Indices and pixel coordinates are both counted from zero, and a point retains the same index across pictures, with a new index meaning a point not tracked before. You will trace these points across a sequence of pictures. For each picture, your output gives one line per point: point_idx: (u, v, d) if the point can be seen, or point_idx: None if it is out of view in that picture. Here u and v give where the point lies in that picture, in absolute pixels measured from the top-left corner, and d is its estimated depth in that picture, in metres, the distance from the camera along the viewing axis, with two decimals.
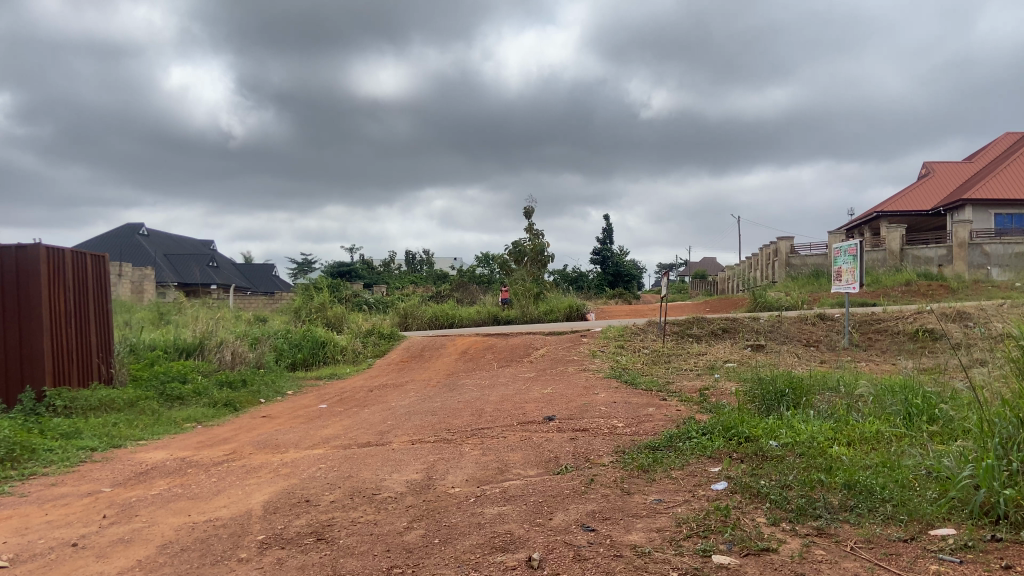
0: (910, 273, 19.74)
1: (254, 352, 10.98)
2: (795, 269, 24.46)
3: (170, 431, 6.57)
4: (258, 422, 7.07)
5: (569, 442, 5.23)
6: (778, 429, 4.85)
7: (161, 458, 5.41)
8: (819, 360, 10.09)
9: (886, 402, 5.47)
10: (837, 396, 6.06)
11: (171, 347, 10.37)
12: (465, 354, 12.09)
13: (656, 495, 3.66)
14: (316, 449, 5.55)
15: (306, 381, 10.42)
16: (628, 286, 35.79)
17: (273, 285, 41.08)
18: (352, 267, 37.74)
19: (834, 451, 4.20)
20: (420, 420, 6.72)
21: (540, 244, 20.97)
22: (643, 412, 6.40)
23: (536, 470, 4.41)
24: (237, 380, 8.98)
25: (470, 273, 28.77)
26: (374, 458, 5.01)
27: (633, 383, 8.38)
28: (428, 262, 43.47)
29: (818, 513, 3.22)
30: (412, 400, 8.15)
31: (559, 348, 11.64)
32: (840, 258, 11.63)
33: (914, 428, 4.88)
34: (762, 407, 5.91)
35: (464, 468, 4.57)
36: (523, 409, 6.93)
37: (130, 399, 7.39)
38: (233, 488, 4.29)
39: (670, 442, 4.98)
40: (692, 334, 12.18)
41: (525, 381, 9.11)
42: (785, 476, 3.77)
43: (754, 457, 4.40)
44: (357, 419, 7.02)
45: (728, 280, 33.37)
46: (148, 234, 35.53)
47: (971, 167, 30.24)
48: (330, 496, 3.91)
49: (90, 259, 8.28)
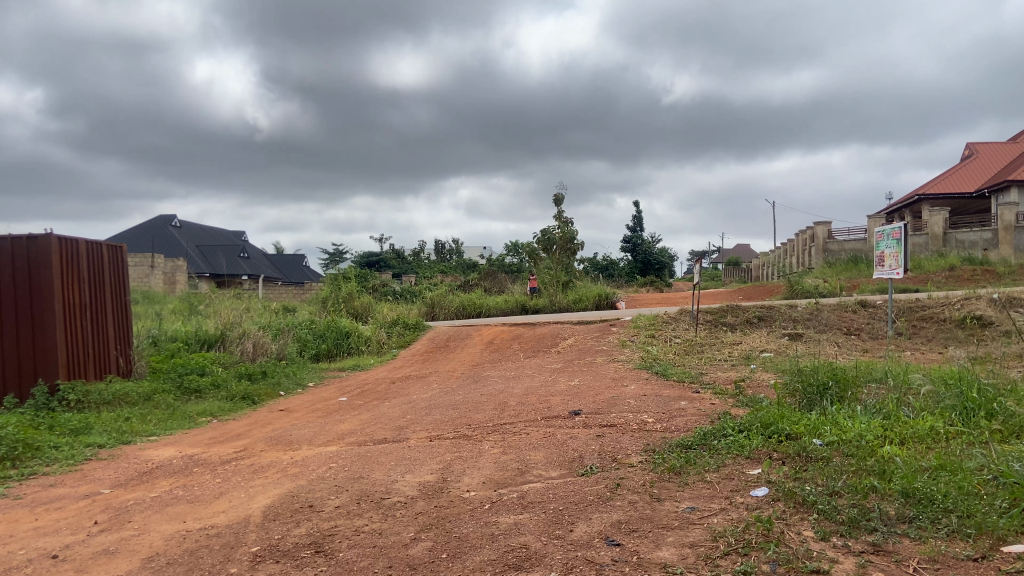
0: (954, 259, 18.99)
1: (277, 343, 10.82)
2: (832, 255, 23.73)
3: (183, 426, 6.41)
4: (275, 416, 6.87)
5: (595, 439, 4.91)
6: (822, 426, 4.46)
7: (169, 455, 5.23)
8: (861, 350, 9.61)
9: (940, 396, 5.02)
10: (885, 388, 5.62)
11: (192, 338, 10.23)
12: (491, 345, 11.80)
13: (688, 503, 3.32)
14: (330, 446, 5.30)
15: (329, 374, 10.20)
16: (660, 274, 35.19)
17: (304, 275, 41.25)
18: (381, 256, 37.68)
19: (886, 452, 3.80)
20: (441, 414, 6.45)
21: (569, 232, 20.47)
22: (675, 407, 6.05)
23: (559, 472, 4.09)
24: (256, 373, 8.80)
25: (498, 262, 28.47)
26: (388, 457, 4.75)
27: (664, 375, 8.00)
28: (457, 251, 43.21)
29: (873, 525, 2.84)
30: (435, 393, 7.87)
31: (588, 337, 11.30)
32: (883, 242, 11.06)
33: (972, 425, 4.43)
34: (803, 401, 5.51)
35: (482, 468, 4.27)
36: (548, 403, 6.61)
37: (146, 392, 7.22)
38: (236, 490, 4.06)
39: (704, 440, 4.63)
40: (726, 323, 11.72)
41: (552, 372, 8.81)
42: (834, 482, 3.38)
43: (797, 459, 4.02)
44: (375, 414, 6.77)
45: (764, 268, 32.58)
46: (180, 225, 35.89)
47: (1019, 147, 28.98)
48: (335, 501, 3.64)
49: (106, 250, 8.16)
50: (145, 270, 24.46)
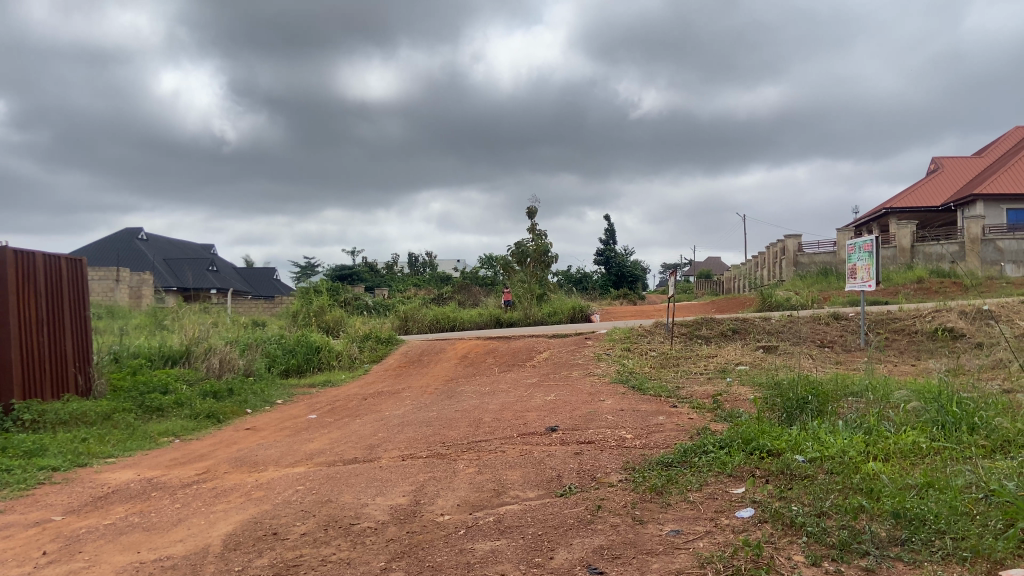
0: (922, 271, 19.24)
1: (244, 359, 10.55)
2: (803, 268, 23.94)
3: (144, 447, 6.16)
4: (240, 435, 6.63)
5: (573, 457, 4.76)
6: (804, 442, 4.37)
7: (127, 479, 5.01)
8: (835, 362, 9.61)
9: (920, 411, 4.95)
10: (864, 403, 5.55)
11: (156, 354, 9.89)
12: (465, 359, 11.64)
13: (672, 526, 3.18)
14: (297, 467, 5.09)
15: (299, 390, 9.95)
16: (633, 287, 35.30)
17: (275, 289, 40.68)
18: (353, 269, 37.31)
19: (872, 469, 3.70)
20: (414, 432, 6.25)
21: (543, 245, 20.26)
22: (653, 422, 5.93)
23: (536, 493, 3.93)
24: (222, 390, 8.53)
25: (472, 275, 28.32)
26: (359, 478, 4.56)
27: (640, 389, 7.88)
28: (430, 264, 42.99)
29: (864, 548, 2.72)
30: (408, 410, 7.67)
31: (563, 351, 11.19)
32: (855, 254, 11.11)
33: (955, 439, 4.36)
34: (782, 415, 5.42)
35: (456, 490, 4.09)
36: (524, 419, 6.45)
37: (105, 412, 6.95)
38: (195, 518, 3.86)
39: (685, 457, 4.51)
40: (701, 336, 11.65)
41: (527, 387, 8.66)
42: (822, 501, 3.26)
43: (780, 476, 3.91)
44: (345, 432, 6.55)
45: (736, 281, 32.83)
46: (148, 238, 35.26)
47: (983, 162, 29.57)
48: (301, 527, 3.45)
49: (65, 265, 7.86)
50: (109, 284, 23.92)
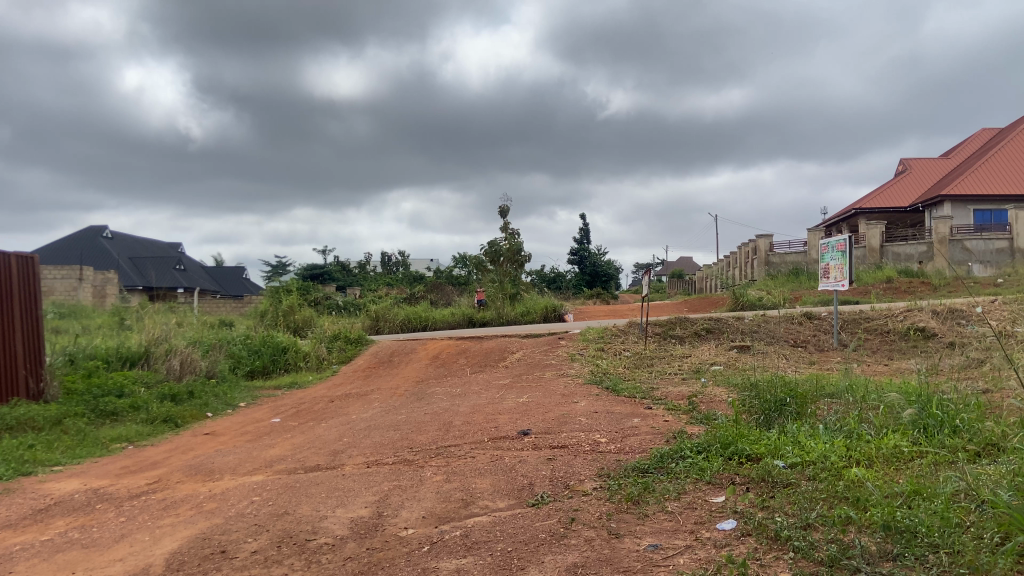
0: (891, 271, 19.41)
1: (206, 360, 10.21)
2: (774, 268, 24.02)
3: (95, 454, 5.85)
4: (198, 441, 6.34)
5: (546, 463, 4.55)
6: (784, 447, 4.22)
7: (72, 489, 4.70)
8: (809, 362, 9.56)
9: (901, 412, 4.83)
10: (843, 405, 5.42)
11: (113, 355, 9.49)
12: (437, 359, 11.39)
13: (650, 540, 2.99)
14: (255, 475, 4.82)
15: (262, 392, 9.63)
16: (606, 286, 35.31)
17: (244, 288, 39.94)
18: (325, 269, 36.80)
19: (856, 476, 3.55)
20: (380, 437, 6.01)
21: (516, 243, 19.71)
22: (628, 425, 5.75)
23: (507, 503, 3.72)
24: (181, 393, 8.19)
25: (446, 274, 28.01)
26: (319, 487, 4.31)
27: (614, 390, 7.73)
28: (403, 263, 42.58)
29: (855, 565, 2.54)
30: (376, 413, 7.42)
31: (536, 351, 11.00)
32: (827, 253, 11.05)
33: (938, 443, 4.24)
34: (760, 418, 5.25)
35: (421, 500, 3.86)
36: (495, 422, 6.23)
37: (55, 416, 6.59)
38: (139, 534, 3.59)
39: (661, 463, 4.33)
40: (675, 336, 11.51)
41: (499, 389, 8.46)
42: (807, 512, 3.10)
43: (762, 484, 3.74)
44: (309, 436, 6.28)
45: (708, 281, 32.91)
46: (112, 236, 34.42)
47: (950, 163, 30.00)
48: (252, 545, 3.21)
49: (14, 262, 7.47)
50: (73, 283, 23.15)
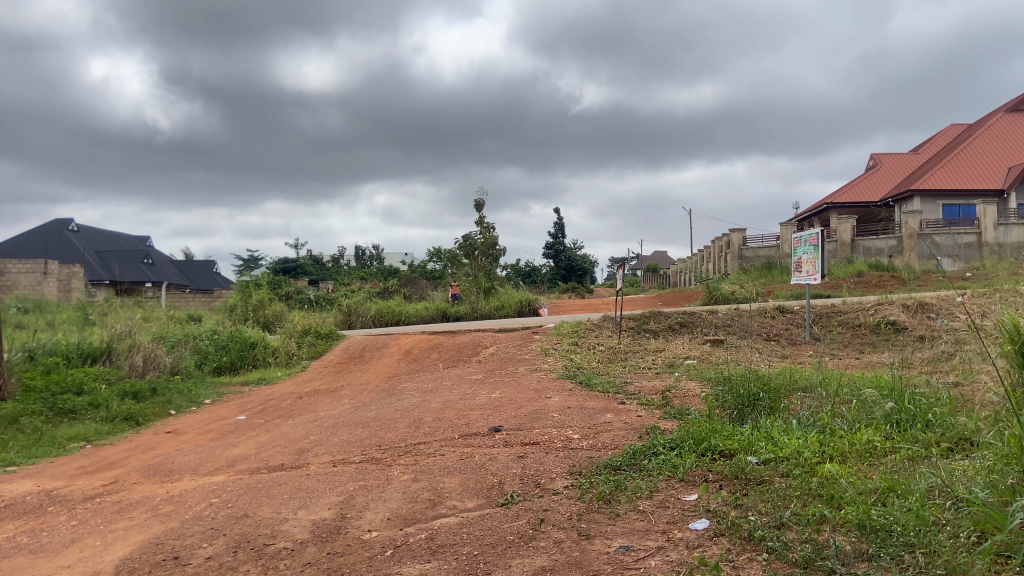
0: (862, 265, 19.61)
1: (172, 356, 9.95)
2: (747, 262, 24.15)
3: (51, 454, 5.64)
4: (159, 440, 6.14)
5: (517, 461, 4.45)
6: (757, 442, 4.16)
7: (24, 491, 4.50)
8: (781, 355, 9.58)
9: (874, 406, 4.80)
10: (816, 399, 5.39)
11: (74, 351, 9.21)
12: (409, 354, 11.24)
13: (621, 541, 2.90)
14: (216, 476, 4.66)
15: (229, 389, 9.42)
16: (581, 280, 35.30)
17: (215, 283, 39.33)
18: (298, 263, 36.35)
19: (830, 472, 3.50)
20: (348, 434, 5.86)
21: (491, 237, 19.57)
22: (601, 420, 5.68)
23: (475, 503, 3.61)
24: (144, 390, 7.97)
25: (420, 268, 27.78)
26: (282, 488, 4.17)
27: (588, 385, 7.64)
28: (377, 257, 42.23)
29: (830, 566, 2.47)
30: (345, 409, 7.27)
31: (510, 346, 10.90)
32: (800, 247, 11.08)
33: (910, 438, 4.22)
34: (733, 412, 5.20)
35: (387, 501, 3.73)
36: (466, 419, 6.11)
37: (10, 415, 6.34)
38: (90, 538, 3.43)
39: (634, 460, 4.25)
40: (648, 330, 11.48)
41: (472, 384, 8.34)
42: (781, 511, 3.03)
43: (735, 481, 3.68)
44: (275, 434, 6.12)
45: (682, 275, 33.04)
46: (78, 229, 33.66)
47: (920, 158, 30.39)
48: (207, 550, 3.08)
49: None
50: (37, 277, 22.56)
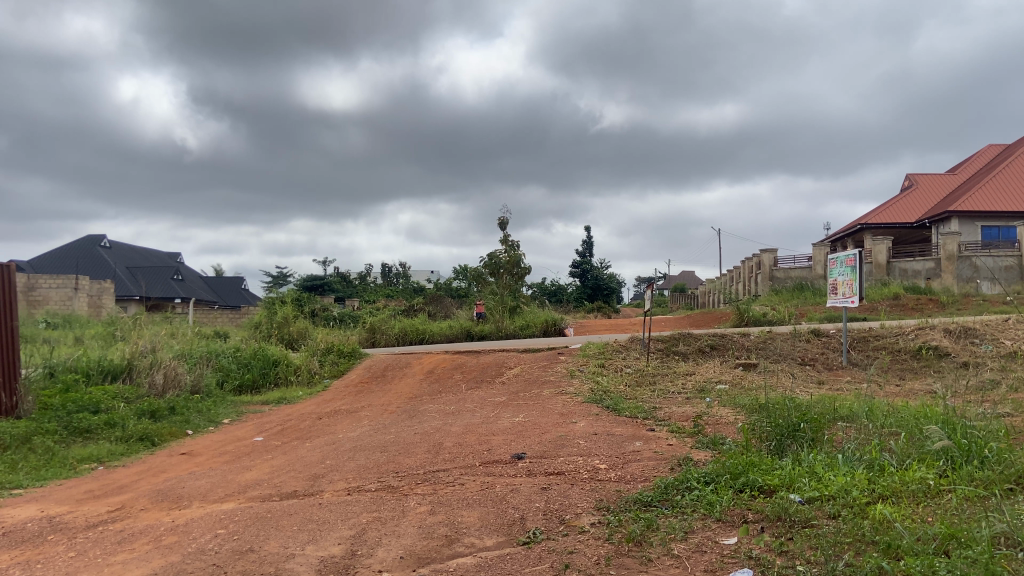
0: (897, 287, 19.08)
1: (192, 374, 9.85)
2: (778, 282, 23.65)
3: (60, 475, 5.48)
4: (173, 462, 5.97)
5: (540, 493, 4.18)
6: (800, 479, 3.85)
7: (27, 516, 4.34)
8: (817, 381, 9.20)
9: (924, 439, 4.45)
10: (859, 430, 5.03)
11: (94, 368, 9.12)
12: (431, 374, 11.03)
13: None
14: (225, 503, 4.45)
15: (248, 409, 9.27)
16: (608, 300, 34.94)
17: (243, 299, 39.57)
18: (324, 281, 36.46)
19: (885, 515, 3.19)
20: (365, 459, 5.63)
21: (516, 255, 19.35)
22: (629, 448, 5.38)
23: (495, 541, 3.36)
24: (162, 409, 7.85)
25: (446, 286, 27.61)
26: (292, 518, 3.94)
27: (615, 409, 7.34)
28: (404, 274, 42.25)
29: None
30: (364, 432, 7.05)
31: (534, 367, 10.64)
32: (835, 269, 10.70)
33: (967, 475, 3.87)
34: (771, 444, 4.86)
35: (401, 537, 3.49)
36: (488, 445, 5.86)
37: (23, 434, 6.22)
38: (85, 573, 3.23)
39: (666, 495, 3.96)
40: (678, 351, 11.16)
41: (495, 407, 8.08)
42: (832, 560, 2.74)
43: (777, 523, 3.37)
44: (289, 458, 5.92)
45: (711, 295, 32.50)
46: (110, 246, 34.11)
47: (957, 179, 29.66)
48: None
49: None
50: (68, 293, 22.72)
